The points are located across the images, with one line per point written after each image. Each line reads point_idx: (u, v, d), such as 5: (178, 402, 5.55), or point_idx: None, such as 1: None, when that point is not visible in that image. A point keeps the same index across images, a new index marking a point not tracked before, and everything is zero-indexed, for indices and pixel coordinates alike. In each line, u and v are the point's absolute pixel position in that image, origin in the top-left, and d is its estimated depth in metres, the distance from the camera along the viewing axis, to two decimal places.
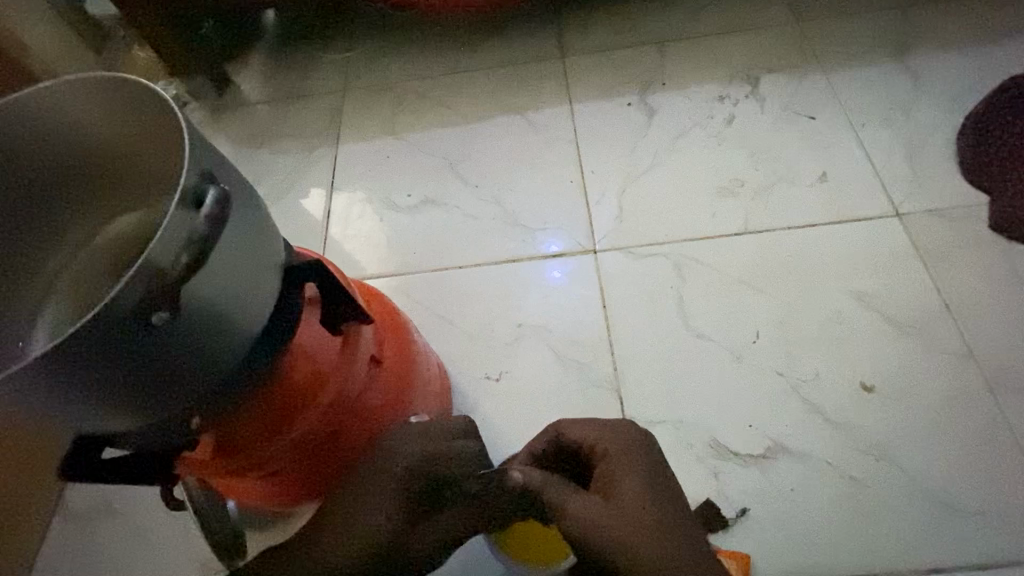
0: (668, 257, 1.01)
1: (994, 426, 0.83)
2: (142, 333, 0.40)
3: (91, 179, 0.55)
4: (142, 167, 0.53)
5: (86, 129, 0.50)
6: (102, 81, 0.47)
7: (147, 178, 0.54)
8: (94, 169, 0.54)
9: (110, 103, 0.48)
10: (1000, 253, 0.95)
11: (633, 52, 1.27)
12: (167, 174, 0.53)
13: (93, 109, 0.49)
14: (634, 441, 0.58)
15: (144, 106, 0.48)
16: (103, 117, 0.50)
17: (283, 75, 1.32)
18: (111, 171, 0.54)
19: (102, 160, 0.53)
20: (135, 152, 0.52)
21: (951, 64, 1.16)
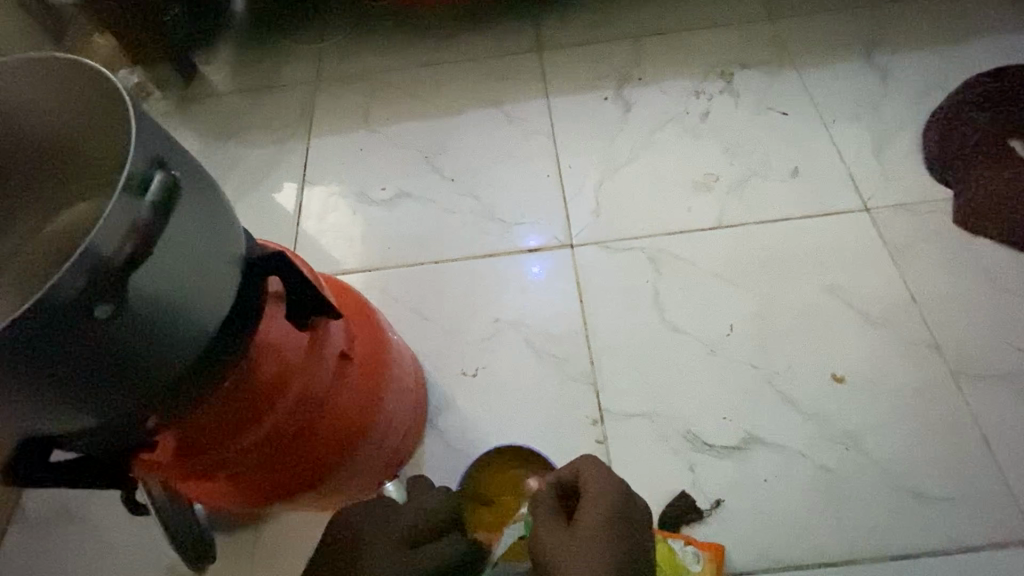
0: (646, 250, 0.99)
1: (962, 416, 0.82)
2: (85, 329, 0.36)
3: (29, 167, 0.52)
4: (83, 155, 0.51)
5: (26, 113, 0.48)
6: (47, 63, 0.45)
7: (98, 167, 0.51)
8: (34, 157, 0.51)
9: (56, 88, 0.46)
10: (965, 246, 0.94)
11: (608, 46, 1.24)
12: (117, 164, 0.50)
13: (37, 92, 0.47)
14: (615, 489, 0.53)
15: (91, 90, 0.45)
16: (45, 102, 0.47)
17: (253, 68, 1.29)
18: (52, 160, 0.52)
19: (43, 147, 0.51)
20: (77, 139, 0.49)
21: (921, 62, 1.15)
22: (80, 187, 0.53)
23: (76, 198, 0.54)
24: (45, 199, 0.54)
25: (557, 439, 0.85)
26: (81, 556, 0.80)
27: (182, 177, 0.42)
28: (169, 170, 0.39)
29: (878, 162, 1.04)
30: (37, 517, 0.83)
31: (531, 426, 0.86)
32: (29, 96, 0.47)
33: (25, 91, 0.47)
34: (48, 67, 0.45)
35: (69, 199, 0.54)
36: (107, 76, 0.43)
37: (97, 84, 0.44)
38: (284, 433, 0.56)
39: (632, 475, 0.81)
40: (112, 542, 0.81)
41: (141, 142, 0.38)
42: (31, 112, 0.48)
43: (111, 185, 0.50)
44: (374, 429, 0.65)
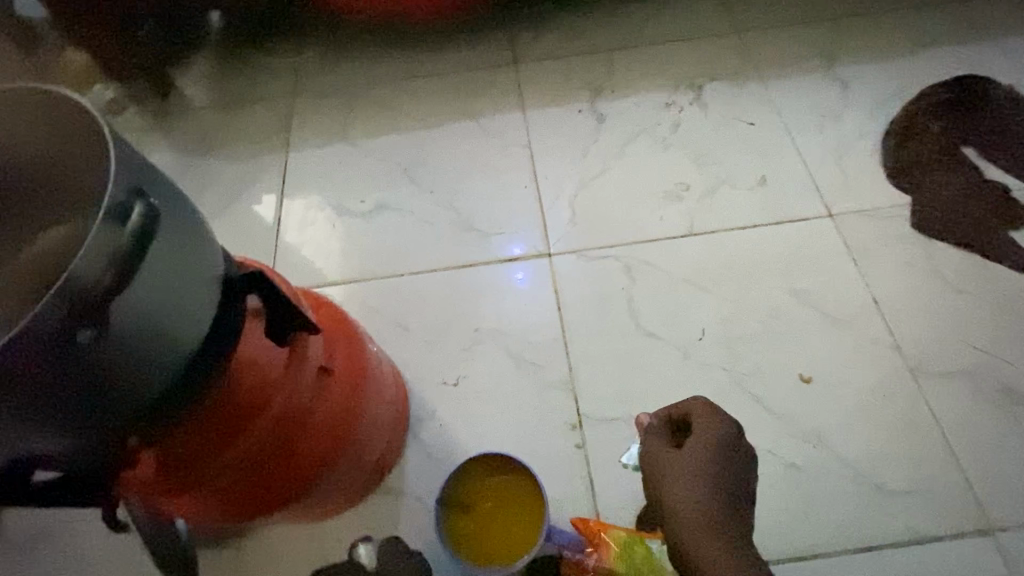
0: (620, 259, 1.01)
1: (919, 412, 0.86)
2: (67, 353, 0.37)
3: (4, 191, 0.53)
4: (56, 180, 0.51)
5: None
6: (23, 94, 0.46)
7: (69, 195, 0.52)
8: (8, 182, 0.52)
9: (31, 117, 0.47)
10: (921, 249, 0.99)
11: (582, 59, 1.28)
12: (88, 189, 0.51)
13: (11, 120, 0.48)
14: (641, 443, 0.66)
15: (65, 120, 0.47)
16: (18, 130, 0.48)
17: (230, 82, 1.30)
18: (25, 185, 0.52)
19: (16, 174, 0.52)
20: (49, 166, 0.50)
21: (879, 73, 1.20)
22: (51, 212, 0.53)
23: (46, 222, 0.54)
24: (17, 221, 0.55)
25: (536, 445, 0.87)
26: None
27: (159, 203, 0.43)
28: (148, 199, 0.40)
29: (839, 170, 1.08)
30: (15, 538, 0.82)
31: (511, 433, 0.88)
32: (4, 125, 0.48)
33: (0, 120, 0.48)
34: (24, 98, 0.46)
35: (39, 222, 0.54)
36: (83, 108, 0.45)
37: (73, 113, 0.46)
38: (265, 448, 0.57)
39: (609, 477, 0.83)
40: (92, 562, 0.80)
41: (117, 170, 0.39)
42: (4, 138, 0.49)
43: (83, 209, 0.51)
44: (355, 441, 0.66)
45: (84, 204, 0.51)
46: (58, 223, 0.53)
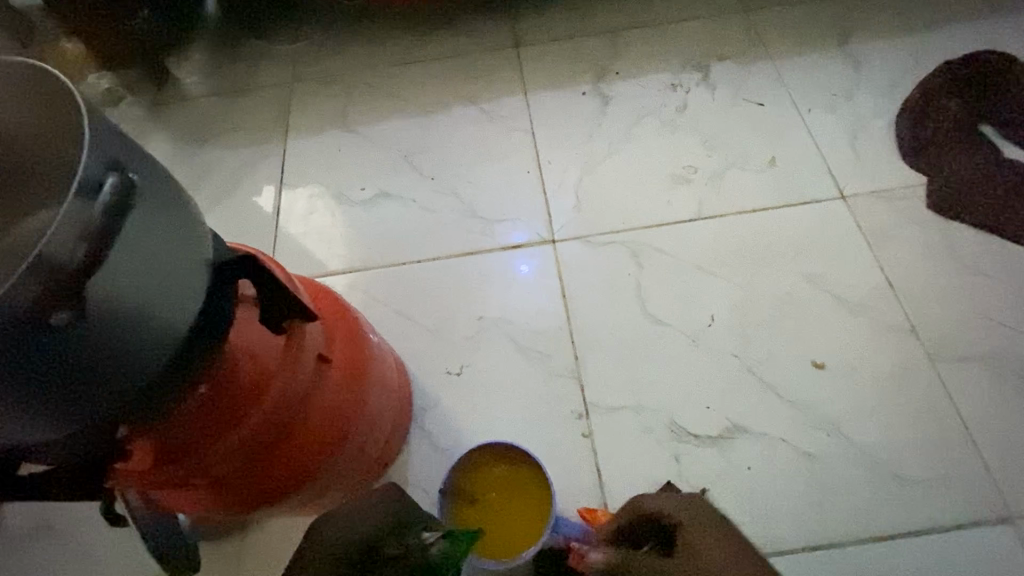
0: (626, 245, 0.99)
1: (937, 397, 0.83)
2: (42, 336, 0.35)
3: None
4: (27, 163, 0.49)
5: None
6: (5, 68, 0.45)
7: (38, 176, 0.49)
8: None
9: (12, 93, 0.46)
10: (938, 231, 0.96)
11: (585, 41, 1.24)
12: (58, 168, 0.47)
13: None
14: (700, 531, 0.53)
15: (45, 95, 0.45)
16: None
17: (227, 70, 1.28)
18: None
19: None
20: (24, 147, 0.48)
21: (892, 50, 1.16)
22: (18, 198, 0.50)
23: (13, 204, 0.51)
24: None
25: (542, 435, 0.85)
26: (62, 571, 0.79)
27: (140, 179, 0.41)
28: (125, 172, 0.38)
29: (852, 150, 1.05)
30: (16, 532, 0.81)
31: (516, 423, 0.86)
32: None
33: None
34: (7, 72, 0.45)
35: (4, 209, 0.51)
36: (62, 82, 0.43)
37: (53, 87, 0.44)
38: (261, 439, 0.55)
39: (617, 467, 0.81)
40: (95, 556, 0.79)
41: (93, 145, 0.37)
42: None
43: (60, 192, 0.48)
44: (356, 430, 0.64)
45: (58, 188, 0.48)
46: (27, 211, 0.50)
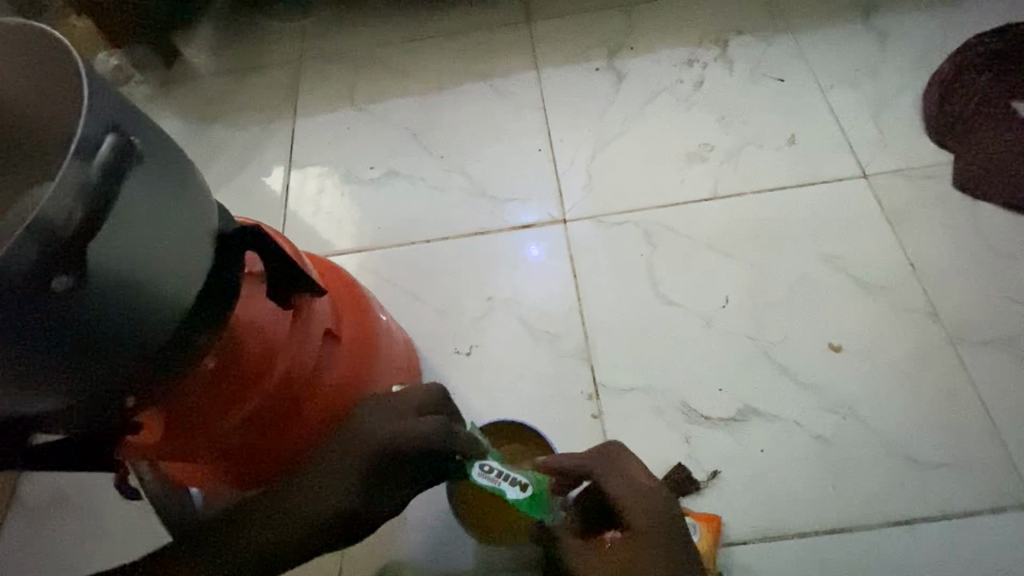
0: (638, 224, 0.97)
1: (958, 381, 0.81)
2: (43, 302, 0.35)
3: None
4: (23, 129, 0.48)
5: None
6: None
7: (46, 146, 0.48)
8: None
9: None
10: (963, 211, 0.92)
11: (599, 15, 1.21)
12: (63, 137, 0.46)
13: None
14: None
15: (29, 58, 0.43)
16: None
17: (235, 48, 1.26)
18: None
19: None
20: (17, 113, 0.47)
21: (919, 23, 1.12)
22: (21, 166, 0.50)
23: (25, 175, 0.51)
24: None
25: (552, 415, 0.84)
26: (79, 542, 0.80)
27: (143, 143, 0.40)
28: (125, 134, 0.38)
29: (875, 128, 1.01)
30: (35, 504, 0.83)
31: (524, 403, 0.85)
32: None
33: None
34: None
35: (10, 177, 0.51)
36: (59, 45, 0.41)
37: (37, 50, 0.42)
38: (270, 413, 0.55)
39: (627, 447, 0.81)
40: (112, 528, 0.81)
41: (91, 106, 0.37)
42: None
43: (57, 160, 0.47)
44: None
45: (54, 155, 0.47)
46: (31, 178, 0.50)
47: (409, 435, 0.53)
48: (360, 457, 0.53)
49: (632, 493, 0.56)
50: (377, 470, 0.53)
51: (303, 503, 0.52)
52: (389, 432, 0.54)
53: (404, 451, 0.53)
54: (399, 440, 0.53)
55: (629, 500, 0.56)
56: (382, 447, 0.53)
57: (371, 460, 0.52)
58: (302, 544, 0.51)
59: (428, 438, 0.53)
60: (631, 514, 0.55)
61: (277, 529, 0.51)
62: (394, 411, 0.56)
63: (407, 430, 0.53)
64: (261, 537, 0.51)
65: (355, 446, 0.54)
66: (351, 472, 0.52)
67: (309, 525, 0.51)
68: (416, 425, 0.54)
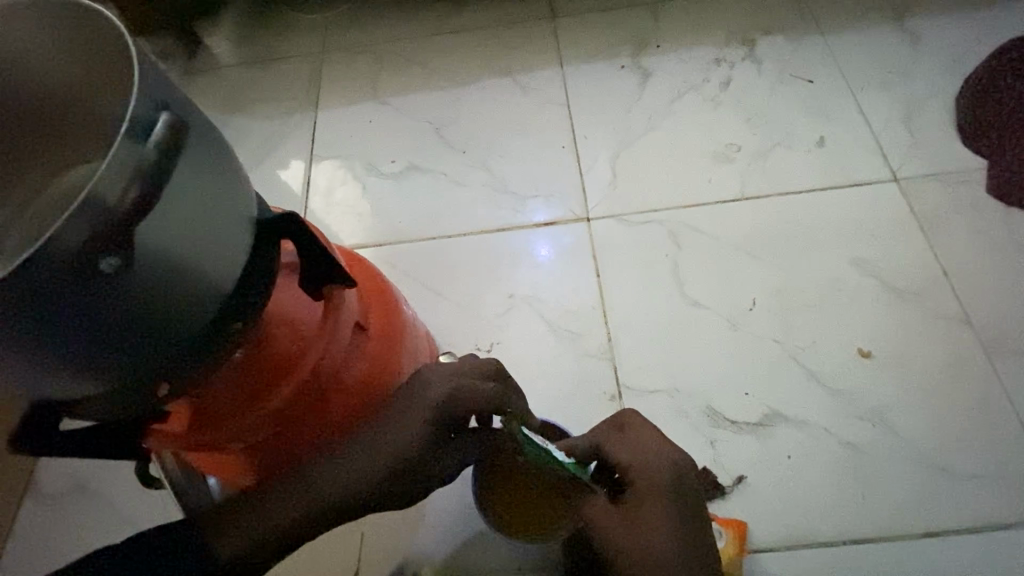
0: (664, 224, 0.95)
1: (992, 391, 0.79)
2: (91, 282, 0.34)
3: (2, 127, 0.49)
4: (67, 113, 0.48)
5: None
6: (24, 8, 0.42)
7: (96, 125, 0.48)
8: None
9: (35, 34, 0.43)
10: (998, 217, 0.90)
11: (625, 13, 1.20)
12: (113, 118, 0.46)
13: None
14: None
15: (77, 40, 0.43)
16: (12, 46, 0.44)
17: (258, 39, 1.26)
18: (18, 116, 0.48)
19: (12, 103, 0.47)
20: (69, 91, 0.46)
21: (953, 26, 1.10)
22: (65, 149, 0.51)
23: (72, 153, 0.51)
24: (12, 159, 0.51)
25: (574, 415, 0.83)
26: (96, 532, 0.80)
27: (191, 126, 0.39)
28: (176, 112, 0.36)
29: (908, 131, 1.00)
30: (52, 491, 0.83)
31: (546, 402, 0.84)
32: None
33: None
34: (27, 12, 0.42)
35: (48, 159, 0.51)
36: (109, 24, 0.40)
37: (87, 34, 0.42)
38: (300, 404, 0.55)
39: None
40: (128, 518, 0.80)
41: (142, 86, 0.36)
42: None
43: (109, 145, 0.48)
44: None
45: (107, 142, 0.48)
46: (78, 162, 0.51)
47: (470, 393, 0.53)
48: (417, 413, 0.52)
49: (641, 456, 0.53)
50: (435, 426, 0.51)
51: (354, 459, 0.50)
52: (447, 390, 0.53)
53: (465, 407, 0.52)
54: (460, 396, 0.52)
55: (636, 461, 0.53)
56: (441, 402, 0.52)
57: (430, 417, 0.51)
58: (353, 504, 0.49)
59: (488, 396, 0.53)
60: (635, 473, 0.52)
61: (325, 488, 0.49)
62: (447, 370, 0.55)
63: (467, 387, 0.53)
64: (309, 497, 0.48)
65: (407, 410, 0.52)
66: (409, 427, 0.51)
67: (363, 483, 0.49)
68: (475, 384, 0.54)
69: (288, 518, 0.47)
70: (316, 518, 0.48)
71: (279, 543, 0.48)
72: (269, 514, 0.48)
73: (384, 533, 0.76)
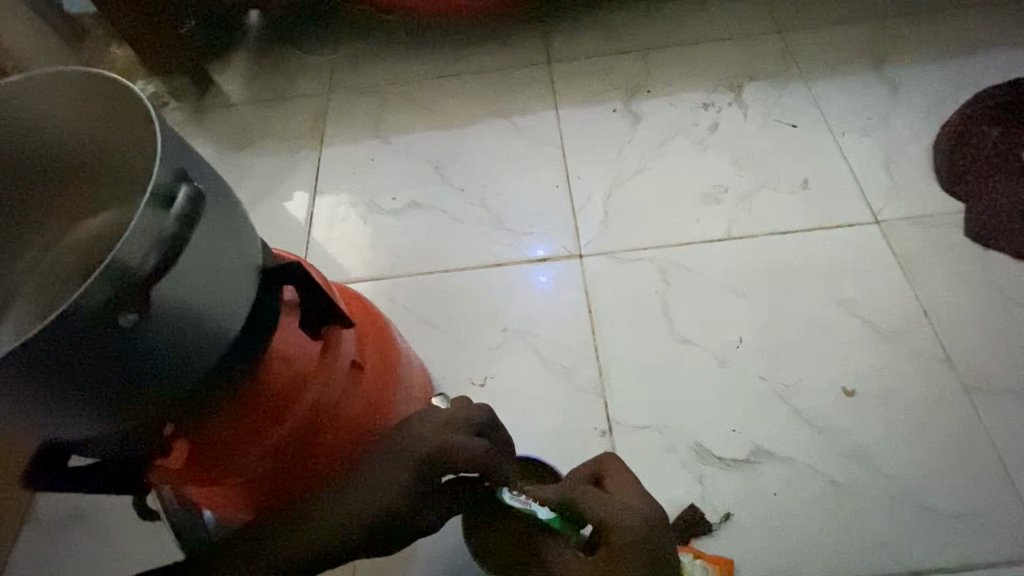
0: (653, 262, 0.99)
1: (973, 430, 0.81)
2: (110, 335, 0.37)
3: (31, 180, 0.52)
4: (93, 167, 0.52)
5: (10, 118, 0.47)
6: (61, 74, 0.46)
7: (122, 180, 0.52)
8: (23, 168, 0.51)
9: (69, 98, 0.47)
10: (976, 259, 0.94)
11: (617, 59, 1.26)
12: (139, 174, 0.50)
13: (36, 100, 0.47)
14: None
15: (108, 104, 0.47)
16: (46, 110, 0.48)
17: (267, 78, 1.32)
18: (45, 171, 0.52)
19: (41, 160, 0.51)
20: (97, 151, 0.50)
21: (929, 75, 1.15)
22: (89, 200, 0.54)
23: (96, 204, 0.54)
24: (35, 209, 0.54)
25: (565, 449, 0.84)
26: (91, 562, 0.80)
27: (205, 189, 0.43)
28: (195, 182, 0.40)
29: (888, 174, 1.04)
30: (49, 520, 0.84)
31: (538, 436, 0.86)
32: (31, 107, 0.47)
33: (18, 98, 0.46)
34: (62, 78, 0.46)
35: (71, 208, 0.55)
36: (138, 97, 0.44)
37: (118, 99, 0.46)
38: (295, 443, 0.57)
39: None
40: (123, 549, 0.81)
41: (164, 155, 0.40)
42: (16, 117, 0.47)
43: (135, 198, 0.52)
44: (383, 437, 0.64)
45: (133, 194, 0.52)
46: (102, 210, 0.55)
47: (458, 448, 0.53)
48: (404, 465, 0.52)
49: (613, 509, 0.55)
50: (420, 480, 0.52)
51: (339, 508, 0.51)
52: (436, 444, 0.53)
53: (452, 463, 0.52)
54: (447, 452, 0.52)
55: (608, 513, 0.55)
56: (428, 458, 0.52)
57: (416, 472, 0.52)
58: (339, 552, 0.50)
59: (477, 453, 0.53)
60: (608, 526, 0.54)
61: (313, 534, 0.51)
62: (438, 421, 0.56)
63: (455, 442, 0.53)
64: (297, 541, 0.50)
65: (394, 462, 0.53)
66: (395, 478, 0.52)
67: (347, 532, 0.50)
68: (465, 439, 0.53)
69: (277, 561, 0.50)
70: (303, 563, 0.50)
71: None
72: (260, 555, 0.50)
73: (376, 566, 0.77)
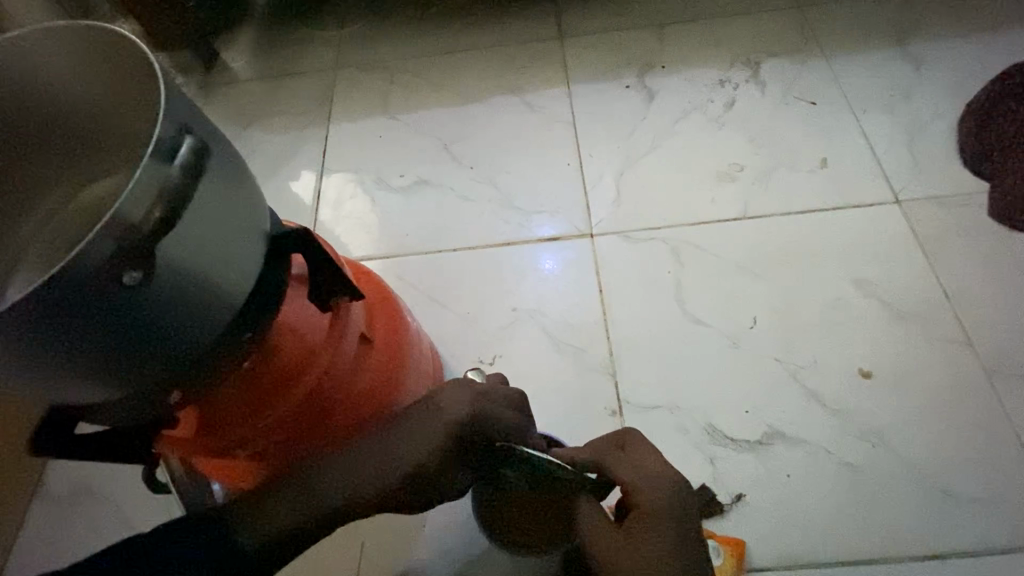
0: (666, 241, 0.97)
1: (993, 413, 0.79)
2: (116, 294, 0.36)
3: (33, 140, 0.51)
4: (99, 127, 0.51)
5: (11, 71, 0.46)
6: (50, 28, 0.44)
7: (127, 141, 0.51)
8: (15, 128, 0.49)
9: (62, 53, 0.46)
10: (1000, 240, 0.91)
11: (630, 34, 1.22)
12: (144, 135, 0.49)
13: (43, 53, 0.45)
14: None
15: (104, 59, 0.45)
16: (50, 65, 0.46)
17: (273, 54, 1.30)
18: (45, 129, 0.50)
19: (43, 120, 0.50)
20: (103, 108, 0.49)
21: (955, 50, 1.11)
22: (93, 160, 0.53)
23: (102, 166, 0.53)
24: (36, 171, 0.53)
25: (574, 428, 0.83)
26: (99, 534, 0.81)
27: (212, 147, 0.42)
28: (199, 136, 0.40)
29: (911, 154, 1.01)
30: (60, 492, 0.84)
31: (547, 416, 0.85)
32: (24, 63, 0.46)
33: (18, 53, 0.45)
34: (53, 31, 0.44)
35: (73, 172, 0.54)
36: (140, 50, 0.43)
37: (121, 54, 0.44)
38: (306, 412, 0.56)
39: None
40: (131, 521, 0.81)
41: (168, 111, 0.39)
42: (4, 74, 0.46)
43: (137, 161, 0.51)
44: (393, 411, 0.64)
45: (135, 155, 0.51)
46: (107, 173, 0.54)
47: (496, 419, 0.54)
48: (432, 434, 0.52)
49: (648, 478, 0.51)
50: (449, 442, 0.52)
51: (358, 469, 0.51)
52: (467, 412, 0.53)
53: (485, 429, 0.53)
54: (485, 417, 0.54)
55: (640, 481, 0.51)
56: (461, 423, 0.52)
57: (448, 437, 0.52)
58: (362, 510, 0.51)
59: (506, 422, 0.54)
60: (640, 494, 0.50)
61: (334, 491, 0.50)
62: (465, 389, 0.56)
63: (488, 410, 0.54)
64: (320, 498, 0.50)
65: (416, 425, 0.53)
66: (426, 441, 0.52)
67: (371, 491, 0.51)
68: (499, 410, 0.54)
69: (302, 522, 0.49)
70: (328, 525, 0.50)
71: (287, 543, 0.49)
72: (279, 515, 0.49)
73: (382, 543, 0.77)
